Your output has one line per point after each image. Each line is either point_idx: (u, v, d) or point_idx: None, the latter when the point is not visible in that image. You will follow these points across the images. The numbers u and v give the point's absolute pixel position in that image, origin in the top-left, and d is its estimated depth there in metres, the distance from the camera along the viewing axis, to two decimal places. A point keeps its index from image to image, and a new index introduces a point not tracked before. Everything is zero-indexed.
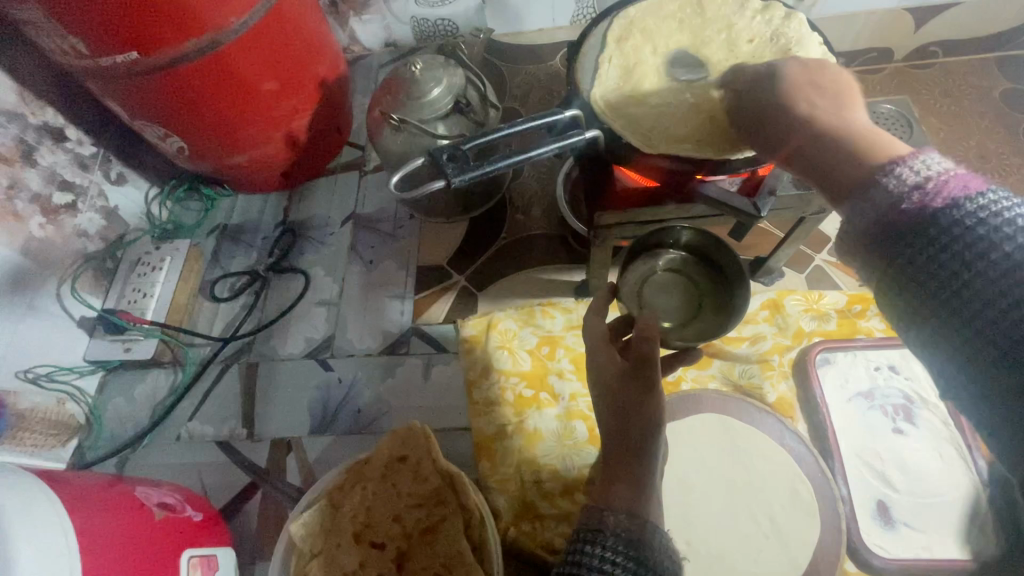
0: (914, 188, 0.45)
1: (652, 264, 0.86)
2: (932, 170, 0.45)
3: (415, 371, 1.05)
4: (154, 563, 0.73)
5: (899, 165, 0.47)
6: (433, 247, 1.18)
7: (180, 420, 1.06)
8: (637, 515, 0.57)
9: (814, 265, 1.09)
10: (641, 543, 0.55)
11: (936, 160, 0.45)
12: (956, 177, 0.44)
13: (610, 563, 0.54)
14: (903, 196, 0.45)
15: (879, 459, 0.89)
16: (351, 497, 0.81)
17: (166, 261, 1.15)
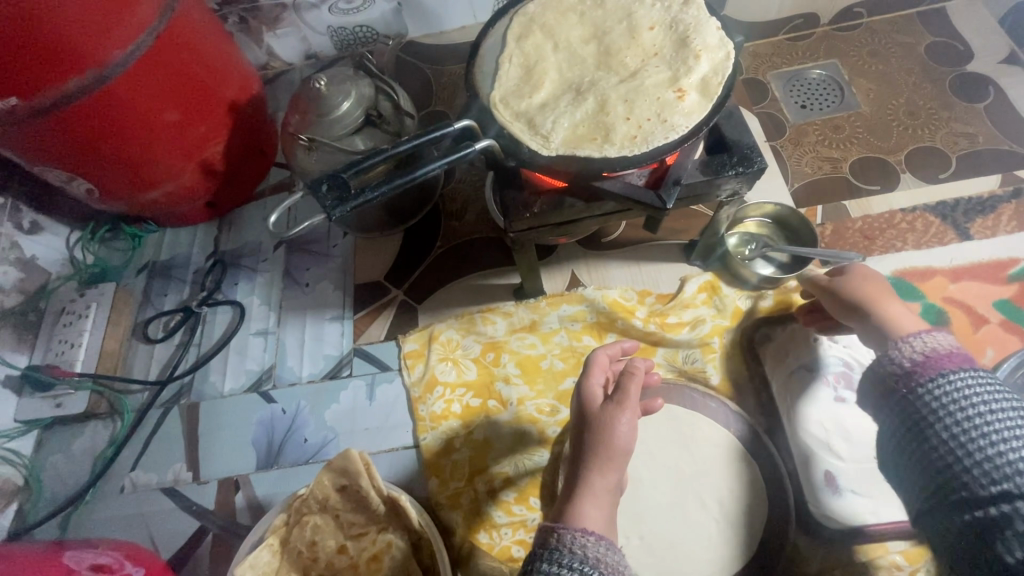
0: (914, 363, 0.65)
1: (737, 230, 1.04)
2: (927, 349, 0.65)
3: (359, 392, 1.02)
4: None
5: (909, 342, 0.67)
6: (369, 263, 1.15)
7: (122, 470, 1.02)
8: (591, 531, 0.60)
9: None
10: (595, 560, 0.58)
11: (920, 344, 0.66)
12: (941, 356, 0.64)
13: None
14: (904, 367, 0.65)
15: (824, 430, 0.89)
16: (295, 532, 0.80)
17: (92, 308, 1.11)
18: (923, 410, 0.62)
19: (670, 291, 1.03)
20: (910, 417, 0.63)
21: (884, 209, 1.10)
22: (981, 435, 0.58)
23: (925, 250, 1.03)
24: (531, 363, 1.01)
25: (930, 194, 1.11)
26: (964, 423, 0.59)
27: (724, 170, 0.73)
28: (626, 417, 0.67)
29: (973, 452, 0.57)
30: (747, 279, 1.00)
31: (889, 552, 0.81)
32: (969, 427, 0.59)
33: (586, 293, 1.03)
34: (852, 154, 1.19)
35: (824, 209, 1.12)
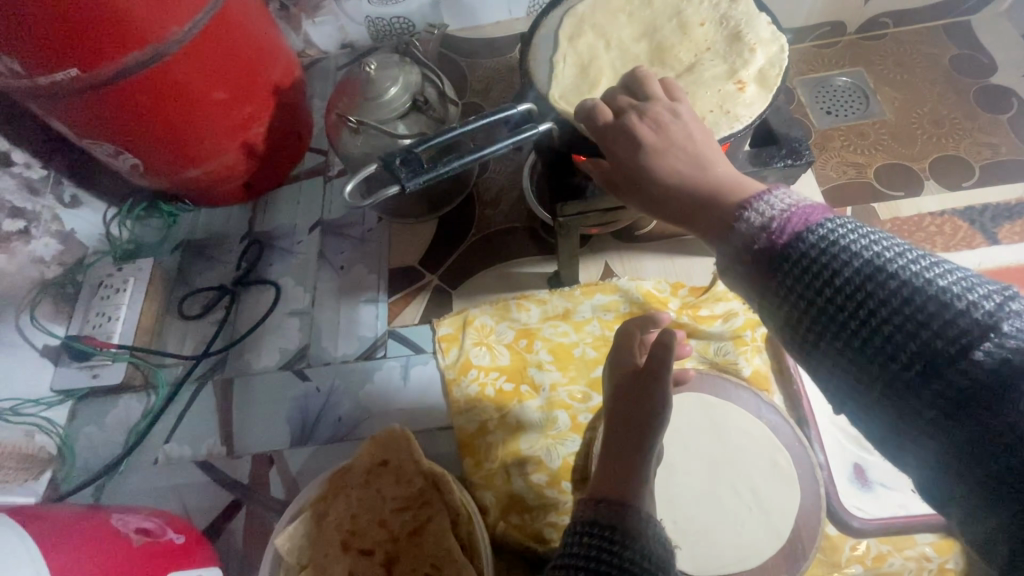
0: (766, 229, 0.46)
1: None
2: (778, 209, 0.47)
3: (394, 373, 1.03)
4: None
5: (752, 206, 0.48)
6: (404, 248, 1.17)
7: (156, 443, 1.03)
8: (625, 504, 0.59)
9: None
10: (634, 529, 0.57)
11: (783, 196, 0.48)
12: (800, 210, 0.46)
13: (607, 550, 0.55)
14: (759, 237, 0.46)
15: (853, 424, 0.92)
16: (335, 505, 0.82)
17: (129, 283, 1.12)
18: (807, 279, 0.43)
19: (702, 285, 1.05)
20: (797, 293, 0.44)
21: (913, 212, 1.12)
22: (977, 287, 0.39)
23: (953, 253, 1.06)
24: (564, 350, 1.02)
25: (958, 199, 1.13)
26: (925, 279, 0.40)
27: (773, 162, 0.75)
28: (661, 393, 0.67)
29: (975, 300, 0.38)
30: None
31: (919, 544, 0.83)
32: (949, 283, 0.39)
33: (620, 284, 1.04)
34: (878, 160, 1.21)
35: (853, 211, 1.14)
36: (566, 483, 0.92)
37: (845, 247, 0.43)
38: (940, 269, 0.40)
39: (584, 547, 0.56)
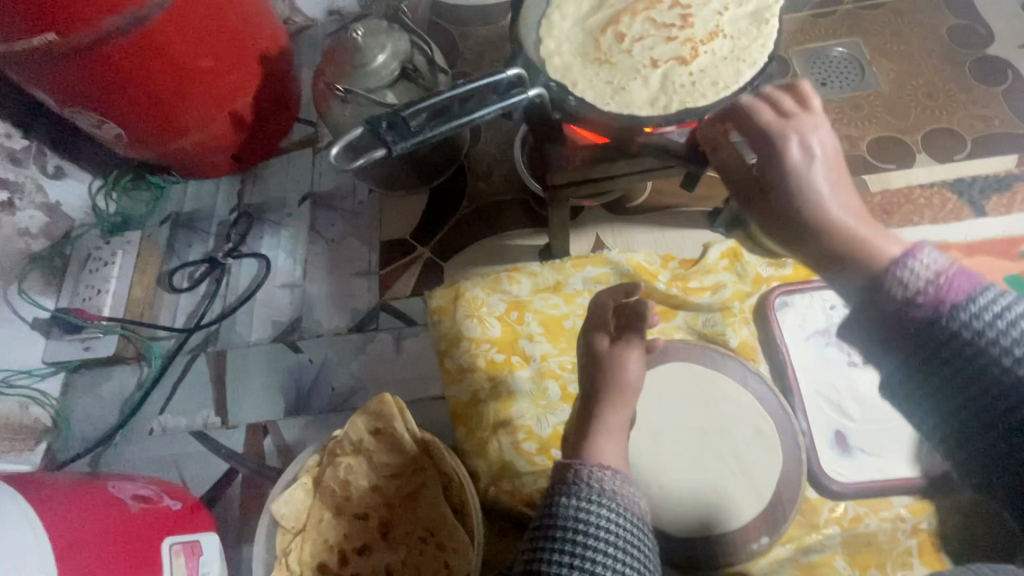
0: (925, 292, 0.47)
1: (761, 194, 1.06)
2: (935, 267, 0.47)
3: (386, 345, 1.04)
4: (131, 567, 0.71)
5: (909, 262, 0.48)
6: (395, 220, 1.16)
7: (151, 413, 1.04)
8: (606, 467, 0.61)
9: None
10: (612, 492, 0.58)
11: (935, 255, 0.47)
12: (950, 274, 0.47)
13: (588, 512, 0.56)
14: (914, 293, 0.47)
15: (836, 392, 0.94)
16: (329, 472, 0.84)
17: (117, 255, 1.12)
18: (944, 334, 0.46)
19: (692, 257, 1.06)
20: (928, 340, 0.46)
21: (903, 184, 1.12)
22: None
23: (941, 225, 1.06)
24: (555, 322, 1.03)
25: (948, 171, 1.13)
26: None
27: (764, 130, 0.75)
28: (637, 359, 0.71)
29: None
30: (770, 248, 1.03)
31: (895, 506, 0.86)
32: None
33: (611, 256, 1.05)
34: (870, 133, 1.19)
35: None
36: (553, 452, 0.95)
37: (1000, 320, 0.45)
38: None
39: (562, 506, 0.57)
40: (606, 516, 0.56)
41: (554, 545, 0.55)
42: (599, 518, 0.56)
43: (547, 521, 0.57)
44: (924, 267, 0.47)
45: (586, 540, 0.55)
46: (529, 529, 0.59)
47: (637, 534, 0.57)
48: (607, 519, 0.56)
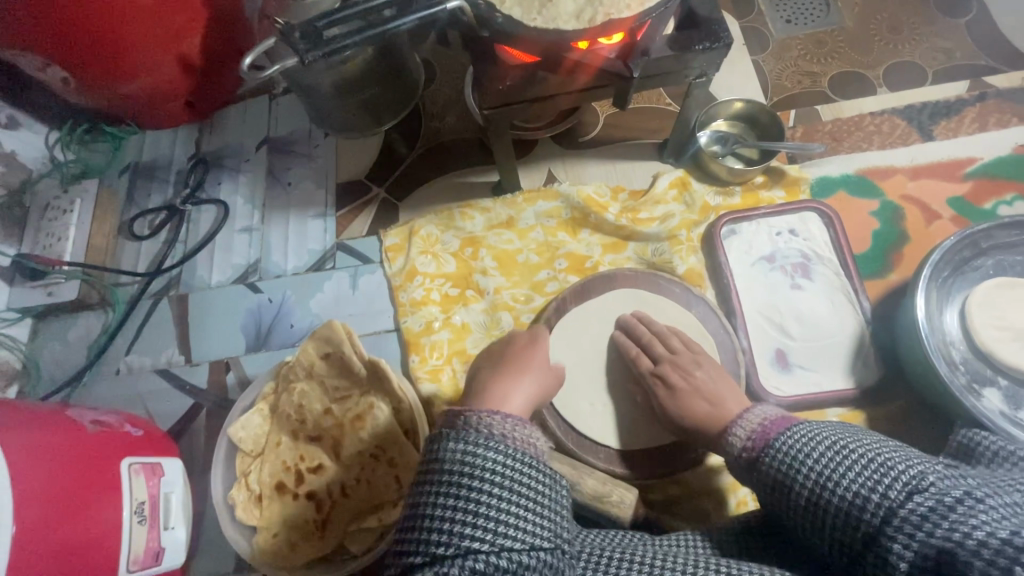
0: (748, 445, 0.64)
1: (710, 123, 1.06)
2: (756, 423, 0.65)
3: (343, 283, 1.06)
4: (90, 480, 0.75)
5: (739, 421, 0.67)
6: (351, 163, 1.17)
7: (117, 355, 1.06)
8: (499, 413, 0.63)
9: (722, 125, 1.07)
10: (501, 435, 0.61)
11: (761, 413, 0.67)
12: (771, 423, 0.64)
13: (473, 453, 0.58)
14: (745, 447, 0.64)
15: (779, 313, 0.96)
16: (284, 397, 0.88)
17: (76, 204, 1.13)
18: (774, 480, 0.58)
19: (642, 188, 1.07)
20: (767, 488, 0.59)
21: (855, 113, 1.12)
22: (902, 482, 0.49)
23: (889, 150, 1.07)
24: (508, 256, 1.05)
25: (900, 99, 1.12)
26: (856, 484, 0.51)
27: (693, 44, 0.75)
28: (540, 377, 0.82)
29: (898, 496, 0.48)
30: (718, 176, 1.04)
31: (828, 416, 0.90)
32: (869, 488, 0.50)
33: (562, 189, 1.06)
34: (833, 67, 1.17)
35: (797, 112, 1.13)
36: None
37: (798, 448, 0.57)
38: (867, 461, 0.52)
39: (447, 449, 0.59)
40: (493, 458, 0.58)
41: (431, 491, 0.57)
42: (485, 460, 0.58)
43: (427, 470, 0.59)
44: (754, 419, 0.66)
45: (466, 482, 0.56)
46: (413, 481, 0.61)
47: (528, 472, 0.59)
48: (495, 461, 0.58)
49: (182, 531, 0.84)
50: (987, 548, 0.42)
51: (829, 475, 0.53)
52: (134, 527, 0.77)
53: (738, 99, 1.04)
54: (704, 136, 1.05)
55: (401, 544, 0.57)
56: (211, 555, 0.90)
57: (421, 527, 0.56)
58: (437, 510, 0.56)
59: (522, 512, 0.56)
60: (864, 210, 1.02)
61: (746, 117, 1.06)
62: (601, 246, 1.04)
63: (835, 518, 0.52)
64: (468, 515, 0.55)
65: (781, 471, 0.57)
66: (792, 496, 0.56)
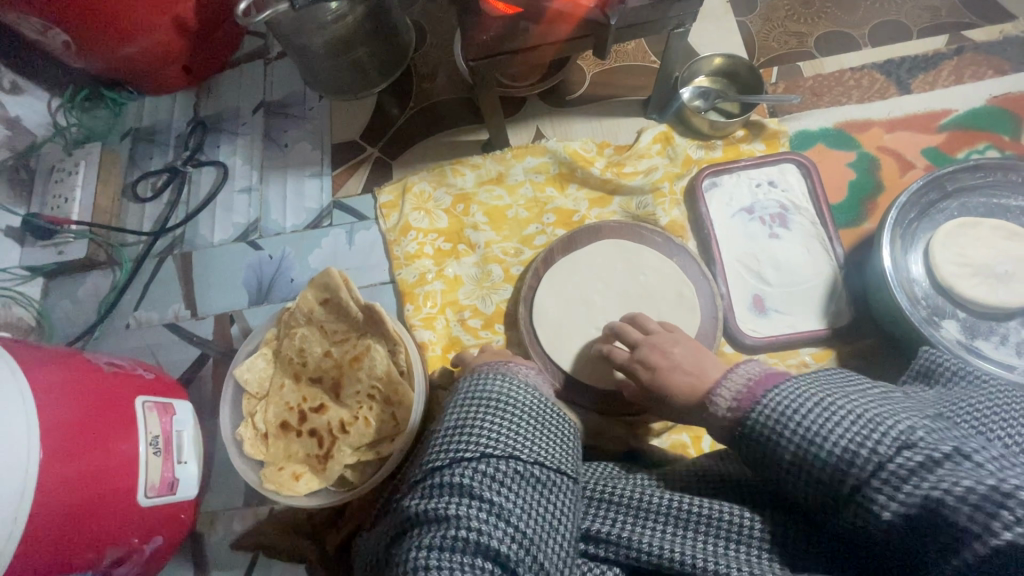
0: (733, 408, 0.61)
1: (691, 79, 1.09)
2: (742, 383, 0.63)
3: (340, 239, 1.11)
4: (108, 412, 0.80)
5: (719, 387, 0.64)
6: (345, 124, 1.20)
7: (127, 310, 1.11)
8: (531, 369, 0.74)
9: (704, 81, 1.10)
10: (533, 381, 0.71)
11: (749, 369, 0.64)
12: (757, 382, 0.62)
13: (511, 386, 0.67)
14: (728, 411, 0.62)
15: (757, 261, 1.00)
16: (286, 341, 0.93)
17: (80, 166, 1.17)
18: (758, 440, 0.58)
19: (627, 143, 1.10)
20: (751, 448, 0.58)
21: (835, 68, 1.14)
22: (884, 433, 0.50)
23: (867, 104, 1.10)
24: (499, 212, 1.09)
25: (880, 54, 1.15)
26: (839, 439, 0.52)
27: None
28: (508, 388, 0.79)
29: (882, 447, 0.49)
30: (699, 130, 1.07)
31: (801, 354, 0.95)
32: (852, 441, 0.51)
33: (549, 145, 1.09)
34: (819, 29, 1.19)
35: (779, 70, 1.16)
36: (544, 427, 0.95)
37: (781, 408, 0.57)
38: (848, 415, 0.53)
39: (485, 383, 0.69)
40: (530, 393, 0.68)
41: (474, 412, 0.65)
42: (517, 393, 0.67)
43: (468, 398, 0.67)
44: (737, 378, 0.63)
45: (507, 406, 0.65)
46: (450, 409, 0.68)
47: (546, 410, 0.67)
48: (530, 396, 0.67)
49: (194, 465, 0.90)
50: (974, 495, 0.45)
51: (816, 427, 0.53)
52: (150, 458, 0.83)
53: (720, 55, 1.07)
54: (686, 92, 1.08)
55: (440, 450, 0.62)
56: (222, 490, 0.96)
57: (467, 436, 0.62)
58: (480, 422, 0.63)
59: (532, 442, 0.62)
60: (841, 161, 1.06)
61: (728, 72, 1.09)
62: (587, 201, 1.08)
63: (819, 469, 0.53)
64: (508, 431, 0.62)
65: (767, 430, 0.57)
66: (778, 449, 0.56)
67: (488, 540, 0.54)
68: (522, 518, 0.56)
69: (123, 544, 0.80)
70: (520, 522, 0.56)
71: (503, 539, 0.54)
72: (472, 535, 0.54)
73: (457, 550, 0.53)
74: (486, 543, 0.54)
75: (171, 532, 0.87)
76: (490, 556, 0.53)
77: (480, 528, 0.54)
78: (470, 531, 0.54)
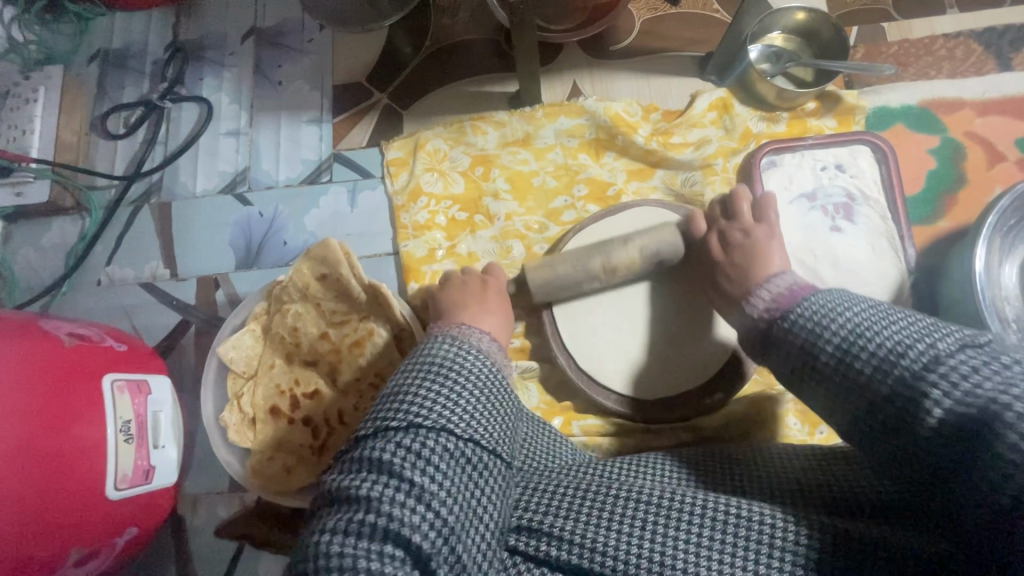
0: (767, 299, 0.61)
1: (761, 39, 0.93)
2: (786, 286, 0.61)
3: (340, 199, 0.97)
4: (66, 397, 0.69)
5: (759, 287, 0.63)
6: (350, 62, 1.03)
7: (98, 264, 0.99)
8: (492, 338, 0.65)
9: (774, 40, 0.94)
10: (484, 349, 0.62)
11: (787, 278, 0.63)
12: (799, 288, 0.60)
13: (458, 358, 0.57)
14: (761, 305, 0.61)
15: (815, 258, 0.86)
16: (277, 319, 0.82)
17: (39, 93, 1.01)
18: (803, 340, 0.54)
19: (678, 108, 0.96)
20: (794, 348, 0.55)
21: (926, 33, 0.97)
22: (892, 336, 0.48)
23: (959, 80, 0.94)
24: (523, 180, 0.94)
25: (981, 18, 0.98)
26: (873, 339, 0.49)
27: None
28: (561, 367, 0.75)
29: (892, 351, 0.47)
30: (764, 98, 0.92)
31: None
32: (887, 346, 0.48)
33: (587, 105, 0.95)
34: None
35: (860, 30, 0.98)
36: (558, 419, 0.87)
37: (821, 319, 0.54)
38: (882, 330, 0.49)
39: (439, 351, 0.58)
40: (480, 364, 0.57)
41: (413, 381, 0.55)
42: (466, 368, 0.56)
43: (411, 365, 0.57)
44: (780, 284, 0.62)
45: (454, 374, 0.55)
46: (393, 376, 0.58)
47: (494, 388, 0.56)
48: (476, 373, 0.56)
49: (172, 449, 0.80)
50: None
51: (829, 331, 0.52)
52: (120, 447, 0.73)
53: (802, 9, 0.90)
54: (753, 51, 0.92)
55: (371, 417, 0.52)
56: (205, 474, 0.88)
57: (405, 400, 0.52)
58: (417, 391, 0.53)
59: (470, 415, 0.52)
60: (922, 146, 0.92)
61: (807, 30, 0.93)
62: (625, 172, 0.93)
63: (861, 366, 0.49)
64: (448, 402, 0.53)
65: (790, 332, 0.56)
66: (810, 347, 0.53)
67: (399, 525, 0.46)
68: (447, 502, 0.48)
69: (93, 541, 0.72)
70: (444, 506, 0.48)
71: (419, 527, 0.46)
72: (383, 520, 0.45)
73: (362, 536, 0.45)
74: (394, 529, 0.45)
75: (148, 520, 0.80)
76: (402, 545, 0.45)
77: (391, 513, 0.46)
78: (380, 515, 0.46)
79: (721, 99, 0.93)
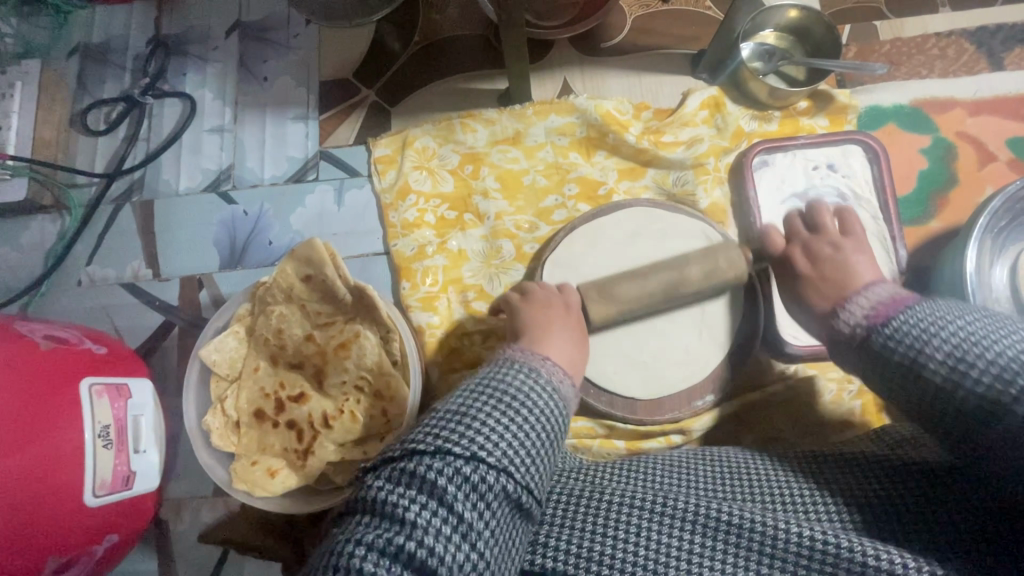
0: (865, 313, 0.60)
1: (752, 37, 0.92)
2: (877, 298, 0.62)
3: (326, 197, 0.95)
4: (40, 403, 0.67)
5: (847, 304, 0.64)
6: (336, 57, 1.01)
7: (78, 264, 0.96)
8: (566, 375, 0.63)
9: (766, 39, 0.94)
10: (552, 379, 0.60)
11: (880, 290, 0.63)
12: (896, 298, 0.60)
13: (525, 394, 0.55)
14: (857, 320, 0.60)
15: None
16: (261, 320, 0.80)
17: (16, 87, 0.99)
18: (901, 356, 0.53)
19: (669, 107, 0.95)
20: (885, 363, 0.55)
21: (918, 32, 0.97)
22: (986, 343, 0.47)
23: (950, 80, 0.94)
24: (513, 178, 0.93)
25: (972, 17, 0.97)
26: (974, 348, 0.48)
27: None
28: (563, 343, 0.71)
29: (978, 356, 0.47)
30: (755, 97, 0.92)
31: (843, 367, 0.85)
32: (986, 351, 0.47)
33: (578, 102, 0.93)
34: None
35: (851, 29, 0.98)
36: None
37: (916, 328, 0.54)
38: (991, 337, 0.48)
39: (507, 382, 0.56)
40: (549, 402, 0.56)
41: (481, 404, 0.52)
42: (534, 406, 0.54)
43: (480, 388, 0.55)
44: (872, 296, 0.62)
45: (521, 408, 0.53)
46: (457, 391, 0.55)
47: (555, 430, 0.55)
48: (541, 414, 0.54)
49: (154, 453, 0.79)
50: None
51: (912, 331, 0.53)
52: (99, 452, 0.71)
53: (793, 8, 0.90)
54: (745, 49, 0.91)
55: (427, 431, 0.49)
56: (188, 479, 0.87)
57: (470, 423, 0.50)
58: (484, 416, 0.51)
59: (531, 458, 0.50)
60: (913, 146, 0.92)
61: (799, 29, 0.92)
62: (617, 171, 0.92)
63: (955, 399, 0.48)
64: (513, 438, 0.50)
65: (888, 345, 0.55)
66: (898, 359, 0.53)
67: (437, 560, 0.43)
68: (490, 541, 0.46)
69: (71, 549, 0.71)
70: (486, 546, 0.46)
71: (458, 566, 0.44)
72: (420, 550, 0.43)
73: (396, 559, 0.43)
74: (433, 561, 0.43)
75: (128, 526, 0.78)
76: None
77: (432, 545, 0.44)
78: (419, 544, 0.44)
79: (712, 97, 0.92)
